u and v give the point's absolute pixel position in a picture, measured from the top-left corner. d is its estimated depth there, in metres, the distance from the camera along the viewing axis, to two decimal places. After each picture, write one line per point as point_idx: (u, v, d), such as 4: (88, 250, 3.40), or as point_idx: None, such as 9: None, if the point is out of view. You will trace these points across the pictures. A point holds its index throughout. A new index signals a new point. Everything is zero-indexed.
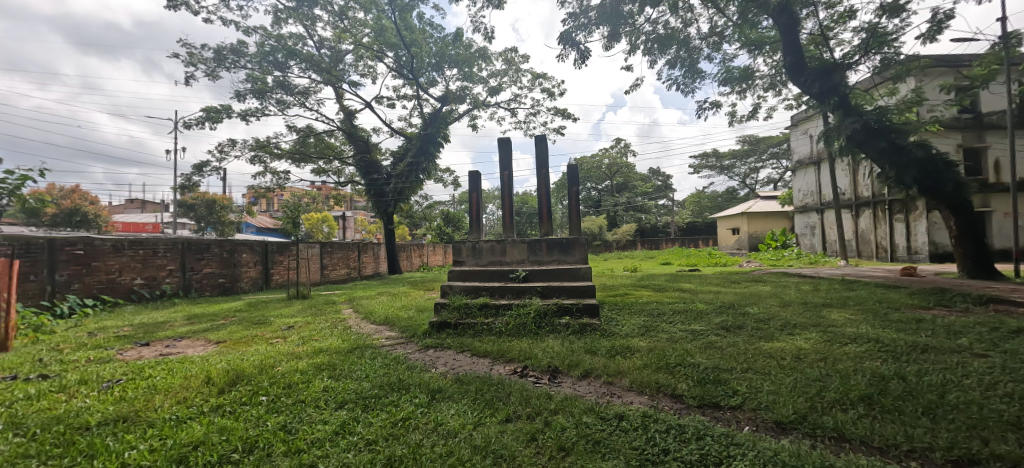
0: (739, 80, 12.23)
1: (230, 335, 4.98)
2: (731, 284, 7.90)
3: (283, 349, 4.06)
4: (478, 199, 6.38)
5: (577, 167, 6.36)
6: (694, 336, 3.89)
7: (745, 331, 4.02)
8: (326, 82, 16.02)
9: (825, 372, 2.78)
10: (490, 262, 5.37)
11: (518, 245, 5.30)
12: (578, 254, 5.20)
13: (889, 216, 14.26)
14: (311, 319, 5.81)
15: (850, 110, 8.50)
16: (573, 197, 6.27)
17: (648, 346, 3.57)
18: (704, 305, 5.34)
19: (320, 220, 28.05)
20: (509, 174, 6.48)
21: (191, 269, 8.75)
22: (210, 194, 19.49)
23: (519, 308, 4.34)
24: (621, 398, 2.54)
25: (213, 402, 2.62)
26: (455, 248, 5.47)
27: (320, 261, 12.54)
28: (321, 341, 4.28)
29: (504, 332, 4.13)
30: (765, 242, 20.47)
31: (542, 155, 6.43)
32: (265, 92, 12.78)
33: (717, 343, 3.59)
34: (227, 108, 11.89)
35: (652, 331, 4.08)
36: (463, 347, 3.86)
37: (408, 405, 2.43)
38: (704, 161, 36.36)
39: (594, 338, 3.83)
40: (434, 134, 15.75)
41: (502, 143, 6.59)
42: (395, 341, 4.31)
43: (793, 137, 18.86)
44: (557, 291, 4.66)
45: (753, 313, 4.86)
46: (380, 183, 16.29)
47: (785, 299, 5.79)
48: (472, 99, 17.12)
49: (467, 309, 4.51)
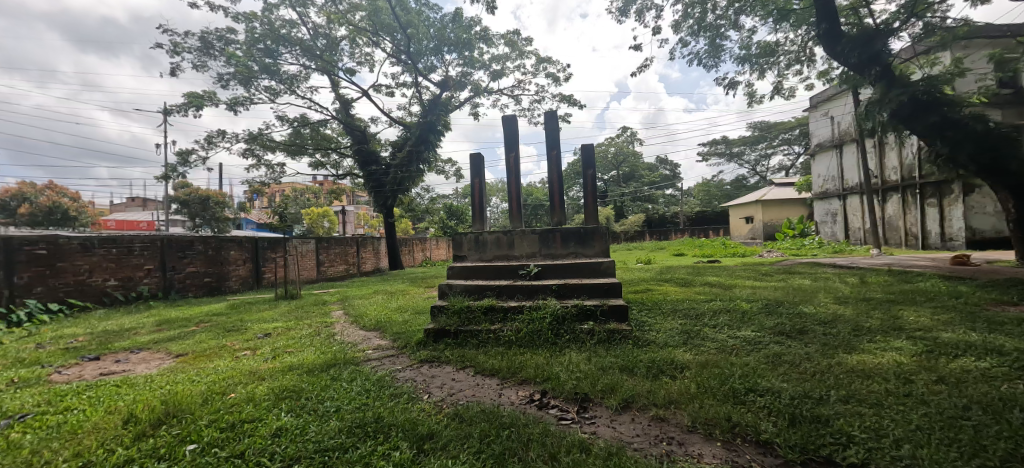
0: (761, 57, 11.25)
1: (196, 345, 4.28)
2: (764, 277, 7.10)
3: (248, 366, 3.33)
4: (481, 186, 5.63)
5: (592, 147, 5.56)
6: (751, 346, 3.13)
7: (812, 338, 3.25)
8: (320, 70, 15.27)
9: (960, 403, 2.03)
10: (496, 257, 4.65)
11: (529, 236, 4.58)
12: (598, 246, 4.48)
13: (920, 200, 13.35)
14: (293, 324, 5.10)
15: (894, 81, 7.55)
16: (589, 182, 5.49)
17: (698, 360, 2.84)
18: (745, 303, 4.59)
19: (321, 215, 27.48)
20: (515, 157, 5.72)
21: (173, 269, 8.08)
22: (204, 189, 18.88)
23: (532, 312, 3.61)
24: (686, 451, 1.80)
25: (120, 457, 1.90)
26: (455, 241, 4.74)
27: (316, 258, 11.88)
28: (294, 355, 3.56)
29: (514, 343, 3.39)
30: (782, 231, 19.60)
31: (553, 135, 5.65)
32: (250, 78, 12.06)
33: (785, 354, 2.86)
34: (211, 96, 11.18)
35: (697, 338, 3.34)
36: (464, 363, 3.13)
37: (383, 465, 1.70)
38: (712, 149, 35.28)
39: (627, 350, 3.08)
40: (435, 121, 14.88)
41: (508, 122, 5.81)
42: (383, 354, 3.57)
43: (812, 120, 17.87)
44: (577, 291, 3.93)
45: (808, 312, 4.10)
46: (379, 174, 15.49)
47: (839, 294, 4.99)
48: (474, 85, 16.30)
49: (469, 314, 3.75)
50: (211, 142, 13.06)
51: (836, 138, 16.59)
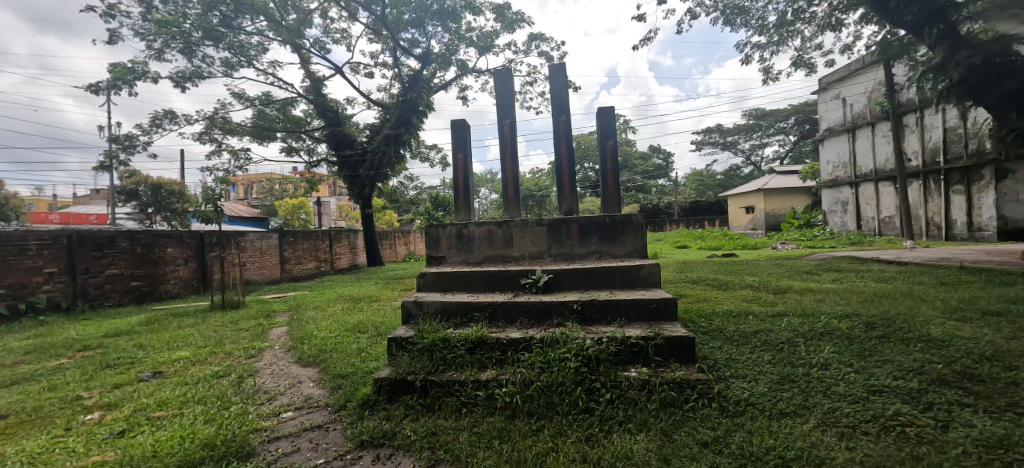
0: (780, 28, 9.93)
1: (34, 396, 2.86)
2: (811, 275, 5.86)
3: (58, 461, 1.94)
4: (467, 164, 4.28)
5: (611, 111, 4.14)
6: (935, 419, 1.82)
7: (1012, 397, 1.98)
8: (286, 42, 13.52)
9: None
10: (487, 259, 3.37)
11: (533, 230, 3.31)
12: (630, 243, 3.24)
13: (944, 188, 12.34)
14: (206, 353, 3.69)
15: (959, 43, 6.02)
16: (608, 156, 4.11)
17: (864, 456, 1.57)
18: (835, 320, 3.27)
19: (297, 207, 25.61)
20: (509, 126, 4.31)
21: (85, 272, 6.54)
22: (159, 179, 16.96)
23: (546, 351, 2.28)
24: None
25: None
26: (430, 237, 3.45)
27: (279, 255, 10.40)
28: (149, 433, 2.15)
29: (519, 408, 2.02)
30: (787, 221, 18.61)
31: (559, 96, 4.25)
32: (192, 46, 10.27)
33: (1021, 446, 1.58)
34: (142, 68, 9.49)
35: (817, 396, 2.08)
36: (434, 457, 1.75)
37: None
38: (707, 138, 34.19)
39: (719, 429, 1.77)
40: (416, 100, 13.06)
41: (501, 78, 4.40)
42: (303, 424, 2.19)
43: (821, 102, 16.77)
44: (610, 312, 2.61)
45: (945, 337, 2.81)
46: (354, 160, 13.86)
47: (951, 305, 3.70)
48: (460, 62, 14.75)
49: (447, 353, 2.38)
50: (157, 124, 11.17)
51: (849, 123, 15.49)
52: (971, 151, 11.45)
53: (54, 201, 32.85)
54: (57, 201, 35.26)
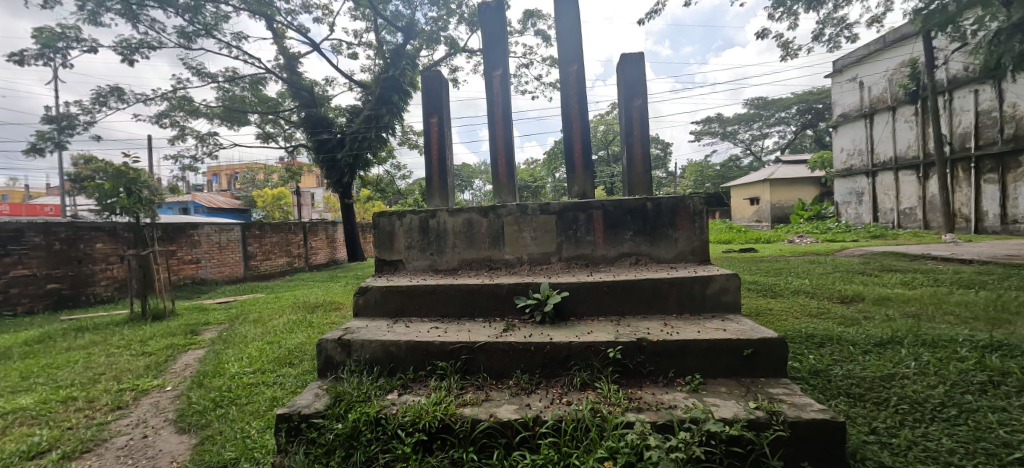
0: None
1: None
2: (869, 278, 4.79)
3: None
4: (442, 131, 3.12)
5: (639, 57, 2.99)
6: None
7: None
8: (253, 12, 12.12)
9: None
10: (466, 264, 2.25)
11: (534, 221, 2.19)
12: (681, 243, 2.13)
13: (975, 176, 11.35)
14: (57, 401, 2.53)
15: None
16: (635, 121, 2.98)
17: None
18: (985, 356, 2.19)
19: (277, 198, 23.98)
20: (500, 80, 3.15)
21: None
22: None
23: (566, 451, 1.18)
24: None
25: None
26: (381, 233, 2.32)
27: (242, 249, 9.18)
28: None
29: None
30: (796, 214, 17.60)
31: (566, 37, 3.09)
32: (134, 8, 8.88)
33: None
34: (75, 34, 8.17)
35: None
36: None
37: None
38: (706, 128, 33.08)
39: None
40: (398, 77, 11.76)
41: (490, 14, 3.23)
42: None
43: (835, 87, 15.72)
44: (671, 362, 1.51)
45: None
46: (332, 144, 12.54)
47: None
48: (449, 39, 13.43)
49: (380, 450, 1.28)
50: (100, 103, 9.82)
51: (866, 107, 14.44)
52: (1007, 136, 10.48)
53: (23, 193, 31.06)
54: (28, 193, 33.48)
